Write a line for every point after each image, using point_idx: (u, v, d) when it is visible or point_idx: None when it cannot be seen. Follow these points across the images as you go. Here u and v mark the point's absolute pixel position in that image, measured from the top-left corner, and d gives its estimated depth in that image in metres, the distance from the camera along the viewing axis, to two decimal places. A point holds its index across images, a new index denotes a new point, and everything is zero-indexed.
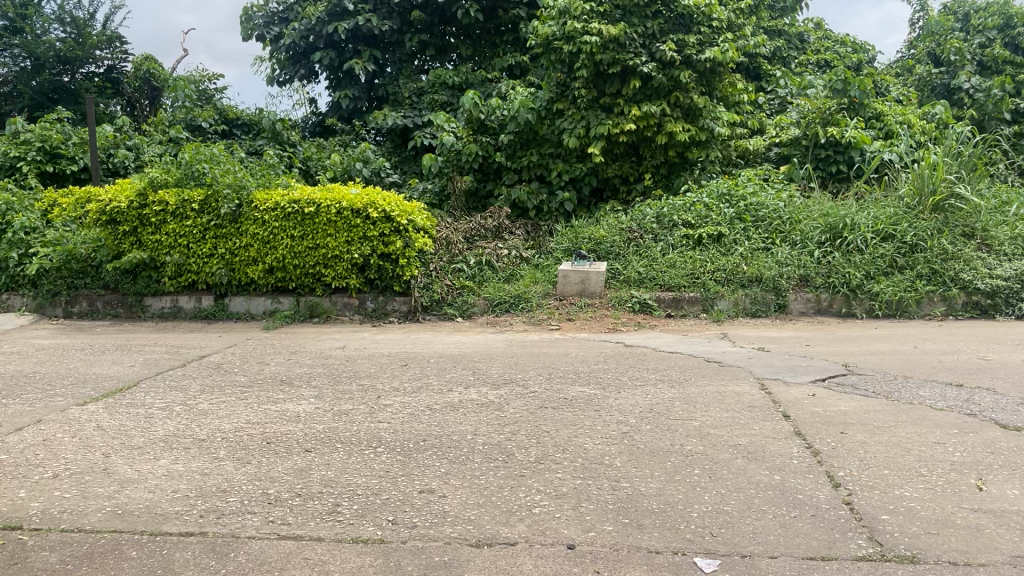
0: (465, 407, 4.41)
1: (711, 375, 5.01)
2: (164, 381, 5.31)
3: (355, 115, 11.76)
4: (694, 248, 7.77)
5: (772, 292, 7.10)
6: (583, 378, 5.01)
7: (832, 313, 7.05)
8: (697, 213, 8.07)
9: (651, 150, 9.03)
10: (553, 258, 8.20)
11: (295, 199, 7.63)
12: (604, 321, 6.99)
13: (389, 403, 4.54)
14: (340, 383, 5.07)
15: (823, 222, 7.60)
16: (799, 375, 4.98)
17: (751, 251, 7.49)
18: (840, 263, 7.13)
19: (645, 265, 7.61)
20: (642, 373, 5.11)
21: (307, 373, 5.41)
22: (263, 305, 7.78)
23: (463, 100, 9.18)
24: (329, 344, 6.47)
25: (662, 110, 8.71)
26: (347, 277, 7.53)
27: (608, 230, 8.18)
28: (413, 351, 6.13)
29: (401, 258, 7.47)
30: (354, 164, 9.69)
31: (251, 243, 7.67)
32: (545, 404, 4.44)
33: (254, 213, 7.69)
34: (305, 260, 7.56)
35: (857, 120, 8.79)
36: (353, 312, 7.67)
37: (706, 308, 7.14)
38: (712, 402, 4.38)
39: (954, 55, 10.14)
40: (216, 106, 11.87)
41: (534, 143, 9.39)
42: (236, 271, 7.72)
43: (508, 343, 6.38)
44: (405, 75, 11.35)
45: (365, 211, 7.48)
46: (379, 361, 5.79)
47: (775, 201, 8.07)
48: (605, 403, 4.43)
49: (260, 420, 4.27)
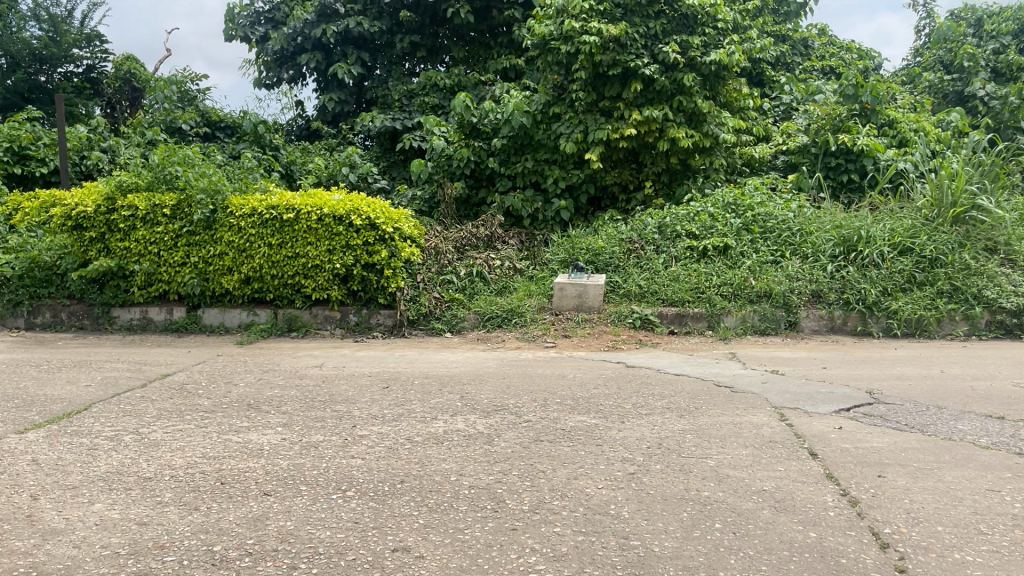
0: (450, 440, 3.91)
1: (723, 403, 4.52)
2: (118, 404, 4.80)
3: (341, 119, 11.28)
4: (699, 260, 7.30)
5: (782, 308, 6.65)
6: (582, 405, 4.52)
7: (846, 331, 6.61)
8: (701, 224, 7.60)
9: (653, 157, 8.58)
10: (548, 270, 7.72)
11: (274, 205, 7.14)
12: (604, 339, 6.52)
13: (366, 435, 4.03)
14: (311, 409, 4.57)
15: (836, 234, 7.14)
16: (822, 404, 4.50)
17: (759, 265, 7.03)
18: (855, 278, 6.69)
19: (646, 277, 7.15)
20: (646, 400, 4.62)
21: (277, 397, 4.90)
22: (238, 317, 7.30)
23: (455, 102, 8.68)
24: (306, 362, 5.97)
25: (665, 114, 8.25)
26: (329, 288, 7.04)
27: (607, 240, 7.71)
28: (396, 370, 5.64)
29: (387, 269, 6.98)
30: (340, 169, 9.21)
31: (226, 251, 7.18)
32: (540, 436, 3.95)
33: (230, 219, 7.20)
34: (283, 270, 7.06)
35: (869, 127, 8.36)
36: (334, 326, 7.19)
37: (712, 325, 6.69)
38: (727, 436, 3.90)
39: (967, 61, 9.72)
40: (198, 108, 11.38)
41: (528, 148, 8.92)
42: (210, 281, 7.23)
43: (500, 362, 5.89)
44: (395, 77, 10.87)
45: (348, 218, 6.98)
46: (358, 382, 5.29)
47: (784, 211, 7.62)
48: (607, 436, 3.94)
49: (218, 454, 3.77)
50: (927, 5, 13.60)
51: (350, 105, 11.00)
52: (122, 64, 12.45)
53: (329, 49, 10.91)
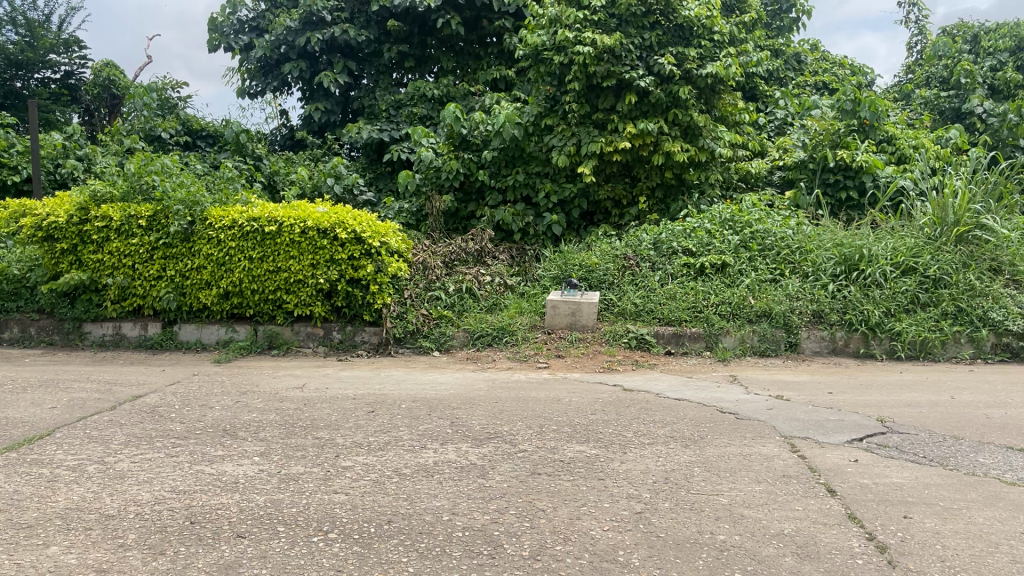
0: (441, 473, 3.64)
1: (729, 432, 4.27)
2: (84, 429, 4.49)
3: (327, 129, 11.02)
4: (696, 278, 7.08)
5: (782, 328, 6.45)
6: (581, 433, 4.26)
7: (847, 353, 6.40)
8: (698, 240, 7.38)
9: (647, 172, 8.37)
10: (540, 287, 7.48)
11: (255, 217, 6.86)
12: (599, 359, 6.28)
13: (350, 466, 3.75)
14: (292, 436, 4.29)
15: (837, 253, 6.95)
16: (833, 433, 4.27)
17: (758, 283, 6.82)
18: (857, 298, 6.50)
19: (642, 295, 6.92)
20: (648, 428, 4.37)
21: (256, 422, 4.61)
22: (216, 334, 7.00)
23: (444, 112, 8.44)
24: (287, 382, 5.68)
25: (659, 128, 8.04)
26: (312, 304, 6.75)
27: (600, 256, 7.47)
28: (382, 391, 5.36)
29: (372, 284, 6.70)
30: (325, 180, 8.94)
31: (204, 264, 6.88)
32: (537, 469, 3.69)
33: (208, 232, 6.90)
34: (264, 285, 6.77)
35: (868, 143, 8.21)
36: (317, 343, 6.90)
37: (711, 345, 6.46)
38: (737, 470, 3.66)
39: (964, 78, 9.61)
40: (179, 116, 11.09)
41: (519, 161, 8.69)
42: (187, 295, 6.93)
43: (491, 383, 5.64)
44: (382, 87, 10.62)
45: (333, 231, 6.70)
46: (342, 404, 5.01)
47: (783, 228, 7.42)
48: (609, 469, 3.68)
49: (189, 488, 3.48)
50: (919, 22, 13.53)
51: (336, 115, 10.74)
52: (102, 70, 12.12)
53: (314, 58, 10.65)
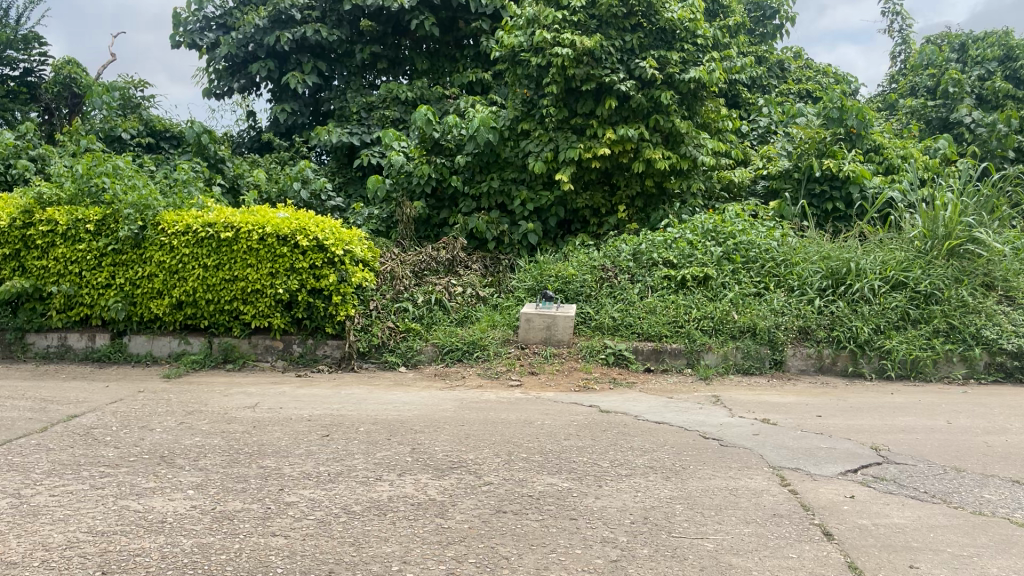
0: (395, 511, 3.26)
1: (713, 462, 3.94)
2: (5, 455, 4.06)
3: (295, 131, 10.61)
4: (677, 291, 6.76)
5: (766, 345, 6.14)
6: (553, 462, 3.90)
7: (835, 372, 6.11)
8: (680, 251, 7.06)
9: (627, 180, 8.06)
10: (514, 299, 7.12)
11: (210, 222, 6.46)
12: (574, 376, 5.93)
13: (295, 503, 3.36)
14: (234, 465, 3.89)
15: (824, 266, 6.67)
16: (826, 463, 3.94)
17: (741, 297, 6.51)
18: (845, 314, 6.22)
19: (621, 308, 6.59)
20: (625, 456, 4.02)
21: (197, 447, 4.21)
22: (168, 346, 6.57)
23: (416, 115, 8.07)
24: (239, 400, 5.27)
25: (640, 134, 7.73)
26: (270, 316, 6.35)
27: (578, 267, 7.13)
28: (341, 412, 4.98)
29: (335, 295, 6.32)
30: (292, 184, 8.54)
31: (156, 272, 6.46)
32: (502, 506, 3.32)
33: (161, 238, 6.48)
34: (220, 295, 6.36)
35: (855, 152, 7.96)
36: (276, 357, 6.50)
37: (692, 362, 6.14)
38: (724, 508, 3.31)
39: (952, 87, 9.42)
40: (140, 116, 10.68)
41: (494, 167, 8.34)
42: (138, 305, 6.51)
43: (459, 403, 5.27)
44: (353, 89, 10.24)
45: (293, 238, 6.32)
46: (295, 427, 4.61)
47: (767, 240, 7.12)
48: (582, 505, 3.33)
49: (108, 529, 3.08)
50: (902, 31, 13.36)
51: (305, 118, 10.34)
52: (63, 68, 11.61)
53: (283, 58, 10.25)
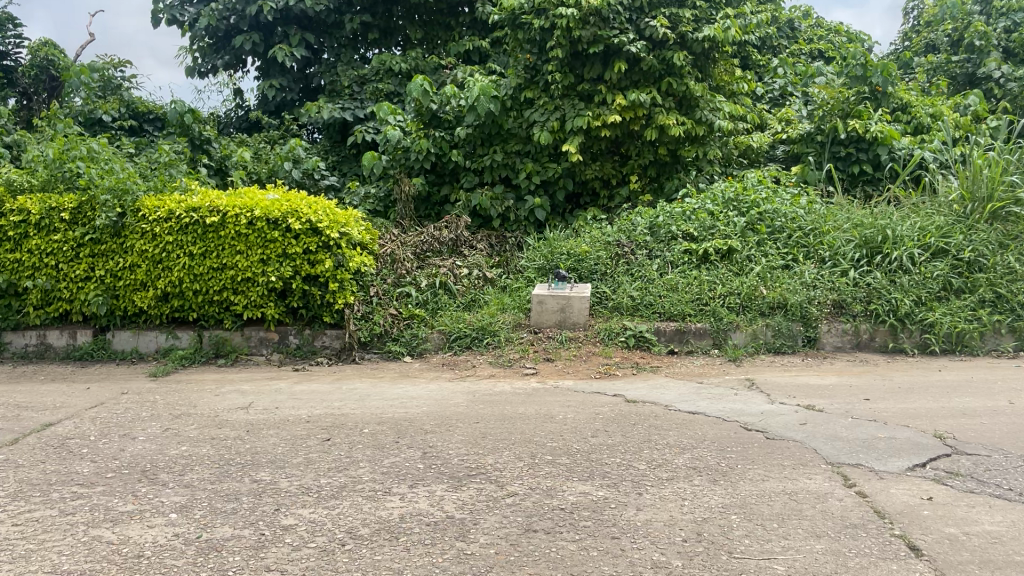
0: (409, 533, 2.83)
1: (764, 460, 3.50)
2: None
3: (284, 108, 10.09)
4: (699, 266, 6.29)
5: (799, 322, 5.71)
6: (583, 466, 3.46)
7: (873, 347, 5.68)
8: (700, 224, 6.58)
9: (639, 148, 7.58)
10: (524, 280, 6.65)
11: (195, 206, 5.97)
12: (593, 362, 5.49)
13: (294, 527, 2.92)
14: (223, 479, 3.44)
15: (857, 235, 6.21)
16: (890, 458, 3.51)
17: (769, 271, 6.06)
18: (884, 286, 5.77)
19: (640, 286, 6.14)
20: (663, 456, 3.58)
21: (183, 459, 3.76)
22: (156, 341, 6.12)
23: (411, 85, 7.55)
24: (231, 401, 4.82)
25: (652, 98, 7.23)
26: (263, 306, 5.90)
27: (590, 244, 6.66)
28: (342, 411, 4.53)
29: (332, 282, 5.86)
30: (282, 164, 8.05)
31: (138, 262, 5.99)
32: (531, 524, 2.87)
33: (141, 225, 6.00)
34: (208, 285, 5.90)
35: (882, 111, 7.47)
36: (271, 350, 6.05)
37: (718, 343, 5.71)
38: (787, 518, 2.87)
39: (978, 40, 9.04)
40: (121, 97, 10.17)
41: (497, 139, 7.84)
42: (121, 298, 6.05)
43: (471, 396, 4.82)
44: (344, 62, 9.69)
45: (285, 221, 5.85)
46: (292, 431, 4.17)
47: (793, 208, 6.66)
48: (625, 519, 2.89)
49: (76, 568, 2.64)
50: None
51: (293, 94, 9.82)
52: (40, 49, 11.04)
53: (269, 30, 9.70)
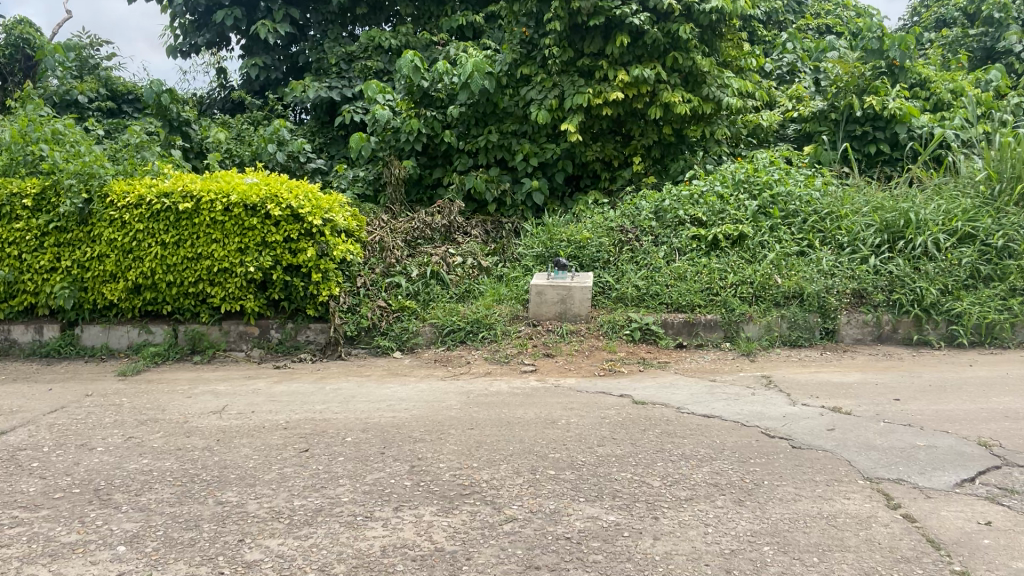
0: (391, 571, 2.44)
1: (793, 475, 3.12)
2: None
3: (269, 88, 9.62)
4: (708, 253, 5.90)
5: (816, 313, 5.33)
6: (591, 484, 3.08)
7: (896, 340, 5.31)
8: (709, 207, 6.17)
9: (643, 128, 7.16)
10: (521, 268, 6.25)
11: (167, 191, 5.55)
12: (597, 358, 5.10)
13: (259, 563, 2.53)
14: (184, 502, 3.05)
15: (877, 219, 5.83)
16: (933, 471, 3.13)
17: (783, 258, 5.68)
18: (907, 274, 5.38)
19: (645, 275, 5.74)
20: (679, 470, 3.19)
21: (142, 476, 3.36)
22: (127, 336, 5.71)
23: (401, 62, 7.11)
24: (204, 404, 4.42)
25: (657, 74, 6.82)
26: (242, 298, 5.50)
27: (592, 230, 6.27)
28: (323, 415, 4.13)
29: (316, 272, 5.47)
30: (266, 147, 7.62)
31: (107, 252, 5.56)
32: (533, 559, 2.49)
33: (109, 212, 5.57)
34: (182, 275, 5.50)
35: (900, 87, 7.07)
36: (251, 345, 5.66)
37: (730, 335, 5.32)
38: (827, 550, 2.49)
39: (998, 12, 8.66)
40: (98, 77, 9.68)
41: (492, 118, 7.41)
42: (89, 291, 5.64)
43: (465, 397, 4.43)
44: (331, 38, 9.22)
45: (263, 207, 5.43)
46: (267, 440, 3.77)
47: (808, 190, 6.26)
48: (641, 553, 2.50)
49: None
50: None
51: (277, 72, 9.36)
52: (15, 28, 10.48)
53: (251, 5, 9.22)
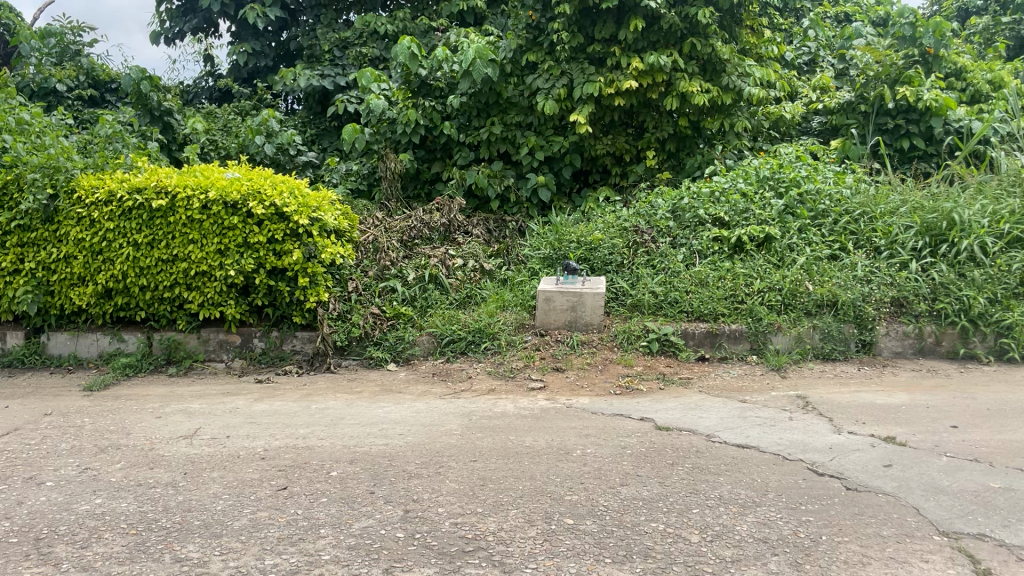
0: None
1: (855, 528, 2.65)
2: None
3: (258, 76, 9.11)
4: (731, 256, 5.43)
5: (852, 324, 4.85)
6: (617, 539, 2.60)
7: (939, 354, 4.83)
8: (731, 206, 5.70)
9: (657, 120, 6.68)
10: (528, 272, 5.78)
11: (139, 187, 5.06)
12: (611, 373, 4.62)
13: None
14: (136, 559, 2.57)
15: (917, 220, 5.37)
16: (1019, 524, 2.66)
17: (814, 263, 5.21)
18: (952, 281, 4.91)
19: (662, 280, 5.27)
20: (721, 521, 2.72)
21: (91, 522, 2.88)
22: (97, 345, 5.22)
23: (398, 48, 6.62)
24: (174, 427, 3.93)
25: (673, 62, 6.33)
26: (222, 305, 5.02)
27: (604, 230, 5.79)
28: (307, 443, 3.66)
29: (302, 276, 4.99)
30: (253, 139, 7.11)
31: (74, 253, 5.07)
32: None
33: (77, 209, 5.08)
34: (157, 279, 5.01)
35: (936, 77, 6.60)
36: (232, 355, 5.17)
37: (757, 348, 4.85)
38: None
39: None
40: (78, 65, 9.14)
41: (495, 109, 6.92)
42: (56, 295, 5.15)
43: (467, 420, 3.95)
44: (324, 24, 8.72)
45: (245, 204, 4.96)
46: (242, 474, 3.30)
47: (838, 188, 5.80)
48: None
49: None
50: None
51: (267, 59, 8.85)
52: None
53: None
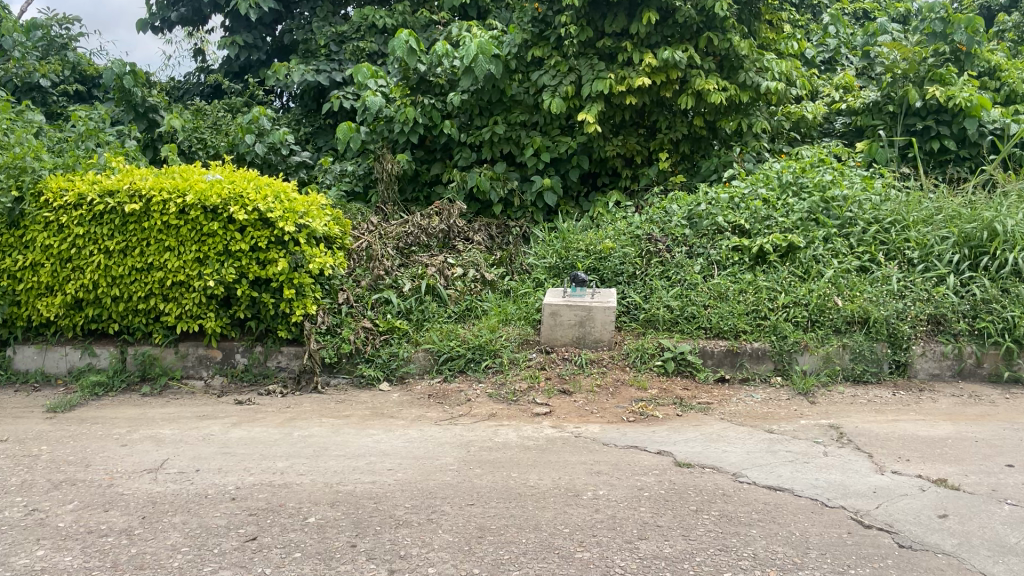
0: None
1: None
2: None
3: (251, 71, 8.72)
4: (752, 268, 5.03)
5: (887, 343, 4.45)
6: None
7: (980, 376, 4.44)
8: (752, 214, 5.31)
9: (670, 120, 6.30)
10: (532, 283, 5.39)
11: (112, 189, 4.68)
12: (623, 397, 4.22)
13: None
14: None
15: (954, 230, 4.97)
16: None
17: (843, 276, 4.81)
18: (996, 297, 4.51)
19: (678, 293, 4.86)
20: None
21: None
22: (66, 360, 4.82)
23: (394, 42, 6.21)
24: (140, 459, 3.54)
25: (688, 58, 5.93)
26: (201, 317, 4.63)
27: (614, 238, 5.40)
28: (284, 479, 3.26)
29: (288, 288, 4.60)
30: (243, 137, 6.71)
31: (41, 260, 4.68)
32: None
33: (44, 213, 4.70)
34: (130, 290, 4.63)
35: (969, 75, 6.21)
36: (212, 372, 4.78)
37: (782, 369, 4.45)
38: None
39: None
40: (65, 59, 8.75)
41: (497, 107, 6.52)
42: (22, 305, 4.76)
43: (464, 453, 3.55)
44: (319, 17, 8.33)
45: (226, 209, 4.57)
46: (208, 518, 2.90)
47: (867, 194, 5.40)
48: None
49: None
50: None
51: (260, 53, 8.46)
52: None
53: None
